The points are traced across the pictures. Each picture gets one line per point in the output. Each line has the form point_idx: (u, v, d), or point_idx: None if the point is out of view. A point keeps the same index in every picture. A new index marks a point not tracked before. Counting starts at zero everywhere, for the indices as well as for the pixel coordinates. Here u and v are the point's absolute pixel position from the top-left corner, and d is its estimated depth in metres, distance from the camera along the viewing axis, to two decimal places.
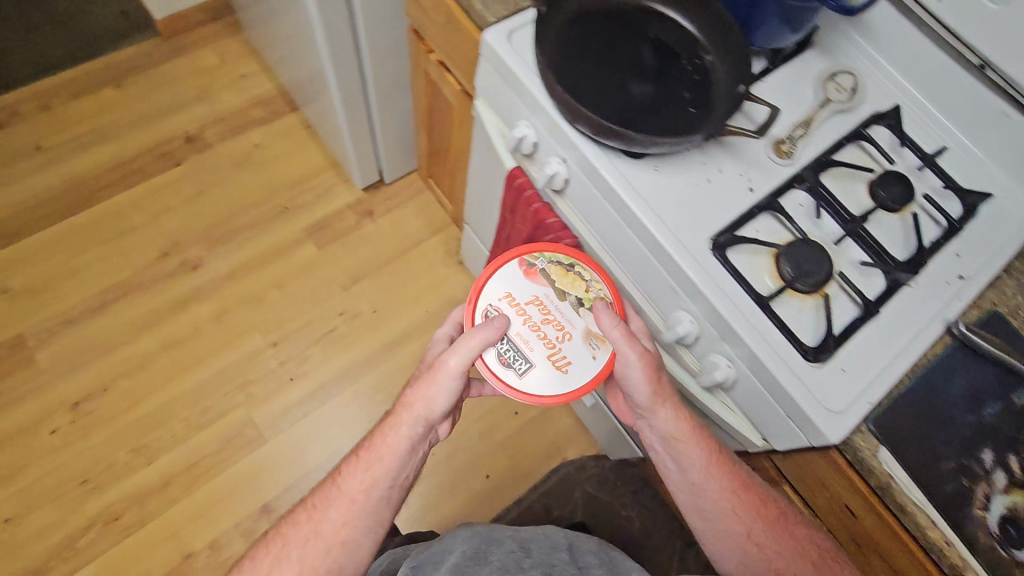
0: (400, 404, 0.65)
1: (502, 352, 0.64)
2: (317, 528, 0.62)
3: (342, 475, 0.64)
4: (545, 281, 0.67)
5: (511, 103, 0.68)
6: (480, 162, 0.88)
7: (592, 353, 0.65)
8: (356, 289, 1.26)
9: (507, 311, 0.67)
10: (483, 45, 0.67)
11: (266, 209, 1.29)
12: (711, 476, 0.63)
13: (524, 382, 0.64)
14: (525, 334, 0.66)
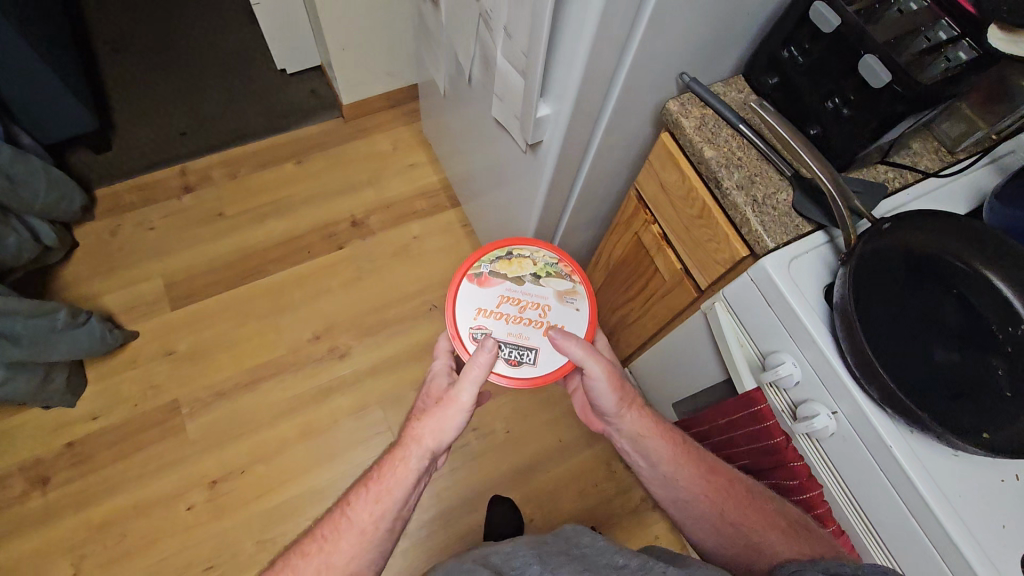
0: (408, 435, 0.64)
1: (509, 358, 0.71)
2: (327, 563, 0.59)
3: (352, 508, 0.62)
4: (499, 279, 0.76)
5: (775, 334, 0.62)
6: (685, 344, 0.82)
7: (574, 308, 0.75)
8: (493, 405, 1.25)
9: (490, 323, 0.73)
10: (756, 268, 0.62)
11: (416, 304, 1.29)
12: (678, 465, 0.68)
13: (538, 367, 0.71)
14: (515, 330, 0.73)
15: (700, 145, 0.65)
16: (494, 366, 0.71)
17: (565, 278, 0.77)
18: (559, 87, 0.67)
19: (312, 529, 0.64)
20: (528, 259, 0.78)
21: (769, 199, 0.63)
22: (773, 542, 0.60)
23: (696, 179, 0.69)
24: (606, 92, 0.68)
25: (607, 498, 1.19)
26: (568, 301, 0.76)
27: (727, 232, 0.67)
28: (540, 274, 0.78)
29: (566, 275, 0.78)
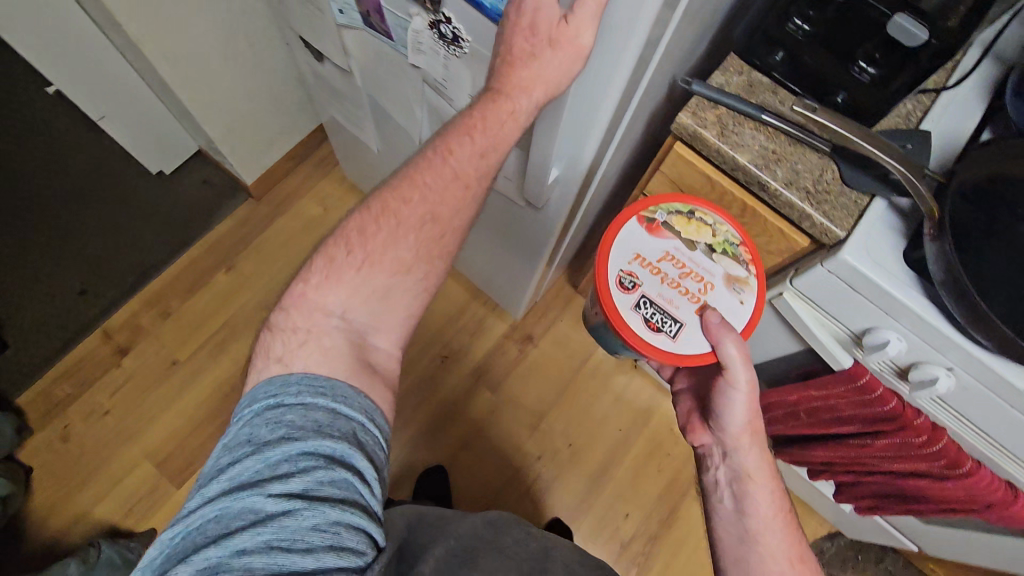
0: (512, 84, 0.51)
1: (652, 320, 0.62)
2: (433, 215, 0.54)
3: (455, 152, 0.54)
4: (671, 233, 0.64)
5: (866, 313, 0.60)
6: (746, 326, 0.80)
7: (739, 300, 0.63)
8: (545, 426, 1.21)
9: (643, 275, 0.63)
10: (833, 260, 0.58)
11: (427, 361, 1.23)
12: (776, 526, 0.66)
13: (680, 343, 0.61)
14: (667, 293, 0.63)
15: (731, 153, 0.60)
16: (632, 320, 0.62)
17: (740, 263, 0.64)
18: (569, 139, 0.61)
19: (406, 167, 0.55)
20: (709, 226, 0.65)
21: (820, 184, 0.59)
22: None
23: (730, 182, 0.64)
24: (614, 129, 0.61)
25: (687, 463, 1.20)
26: (735, 290, 0.64)
27: (782, 228, 0.63)
28: (715, 247, 0.65)
29: (743, 261, 0.64)
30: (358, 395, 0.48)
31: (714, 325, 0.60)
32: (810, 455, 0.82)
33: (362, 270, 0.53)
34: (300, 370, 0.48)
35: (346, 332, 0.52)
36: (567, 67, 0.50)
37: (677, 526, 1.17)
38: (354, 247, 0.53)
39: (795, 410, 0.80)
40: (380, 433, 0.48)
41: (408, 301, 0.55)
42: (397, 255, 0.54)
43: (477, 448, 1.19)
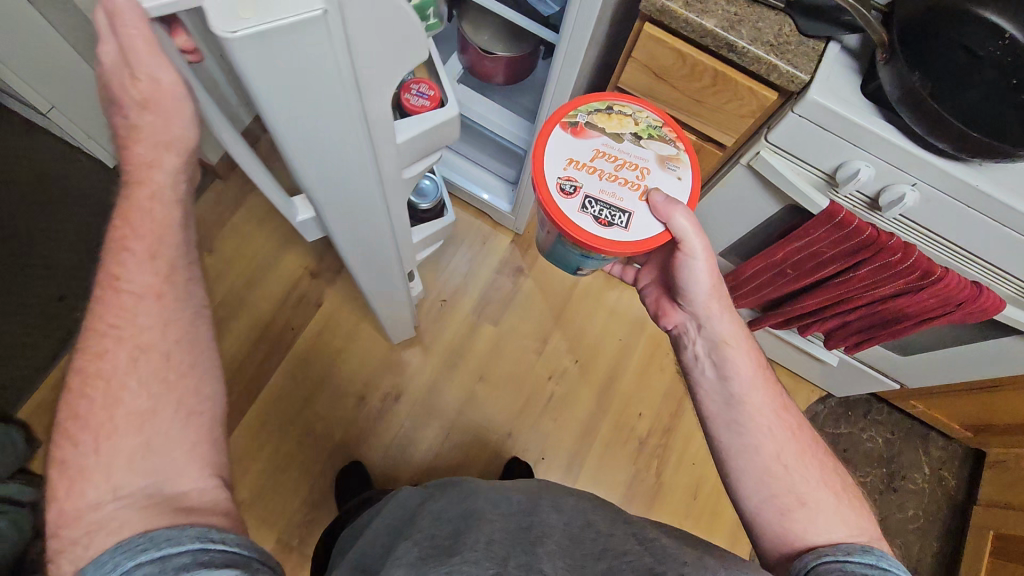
0: (137, 163, 0.51)
1: (601, 216, 0.68)
2: (138, 344, 0.49)
3: (122, 275, 0.51)
4: (595, 131, 0.71)
5: (834, 148, 0.67)
6: (728, 198, 0.87)
7: (676, 175, 0.70)
8: (550, 348, 1.26)
9: (581, 176, 0.69)
10: (801, 104, 0.65)
11: (428, 307, 1.25)
12: (754, 381, 0.73)
13: (631, 231, 0.67)
14: (609, 189, 0.69)
15: (698, 21, 0.65)
16: (582, 219, 0.67)
17: (668, 140, 0.71)
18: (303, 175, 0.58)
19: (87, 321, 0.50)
20: (629, 116, 0.72)
21: (780, 37, 0.65)
22: (811, 488, 0.65)
23: (700, 52, 0.69)
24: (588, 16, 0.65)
25: None
26: (669, 168, 0.71)
27: (752, 88, 0.69)
28: (641, 135, 0.72)
29: (670, 139, 0.71)
30: (183, 525, 0.41)
31: (660, 206, 0.68)
32: (800, 307, 0.90)
33: (99, 448, 0.44)
34: (112, 543, 0.39)
35: (132, 505, 0.42)
36: (184, 124, 0.50)
37: (686, 416, 1.25)
38: (74, 419, 0.45)
39: (782, 267, 0.87)
40: (230, 546, 0.40)
41: (178, 435, 0.47)
42: (128, 399, 0.46)
43: (490, 381, 1.23)
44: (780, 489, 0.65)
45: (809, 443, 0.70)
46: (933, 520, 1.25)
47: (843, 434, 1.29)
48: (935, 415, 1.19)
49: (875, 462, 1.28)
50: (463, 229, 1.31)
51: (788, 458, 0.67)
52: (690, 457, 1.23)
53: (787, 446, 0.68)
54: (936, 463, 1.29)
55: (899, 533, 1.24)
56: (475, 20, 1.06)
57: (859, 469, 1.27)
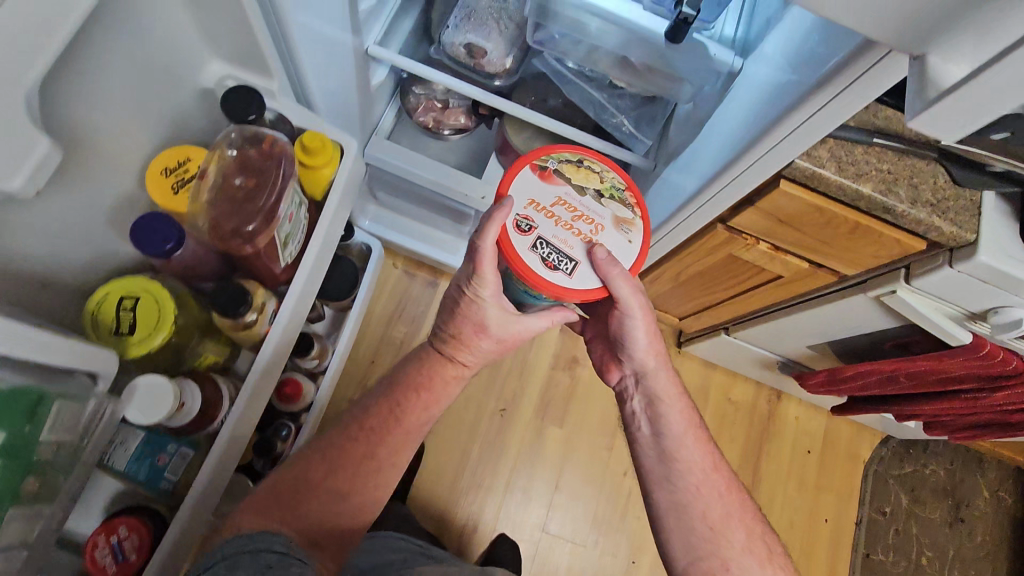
0: None
1: (546, 258, 0.60)
2: None
3: None
4: (562, 179, 0.63)
5: (994, 297, 0.62)
6: (835, 314, 0.82)
7: (628, 240, 0.63)
8: (621, 440, 1.20)
9: (539, 218, 0.61)
10: (969, 262, 0.59)
11: (488, 420, 1.17)
12: (688, 439, 0.70)
13: (574, 281, 0.60)
14: (562, 235, 0.61)
15: (853, 186, 0.58)
16: (530, 262, 0.59)
17: (629, 206, 0.65)
18: None
19: None
20: (596, 173, 0.66)
21: (937, 192, 0.59)
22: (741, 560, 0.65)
23: (844, 208, 0.62)
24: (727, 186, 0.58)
25: (751, 425, 1.27)
26: (625, 232, 0.64)
27: (900, 239, 0.63)
28: (603, 195, 0.65)
29: (630, 205, 0.65)
30: None
31: (609, 267, 0.60)
32: (910, 407, 0.87)
33: None
34: None
35: None
36: None
37: (764, 486, 1.23)
38: None
39: (894, 375, 0.83)
40: None
41: None
42: None
43: (568, 488, 1.16)
44: (706, 554, 0.65)
45: (736, 503, 0.68)
46: (999, 542, 1.30)
47: (909, 473, 1.30)
48: (1001, 450, 1.22)
49: (941, 495, 1.30)
50: None
51: (717, 523, 0.66)
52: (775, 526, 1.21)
53: (715, 510, 0.67)
54: (994, 485, 1.33)
55: (972, 562, 1.27)
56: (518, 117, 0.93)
57: (928, 506, 1.28)
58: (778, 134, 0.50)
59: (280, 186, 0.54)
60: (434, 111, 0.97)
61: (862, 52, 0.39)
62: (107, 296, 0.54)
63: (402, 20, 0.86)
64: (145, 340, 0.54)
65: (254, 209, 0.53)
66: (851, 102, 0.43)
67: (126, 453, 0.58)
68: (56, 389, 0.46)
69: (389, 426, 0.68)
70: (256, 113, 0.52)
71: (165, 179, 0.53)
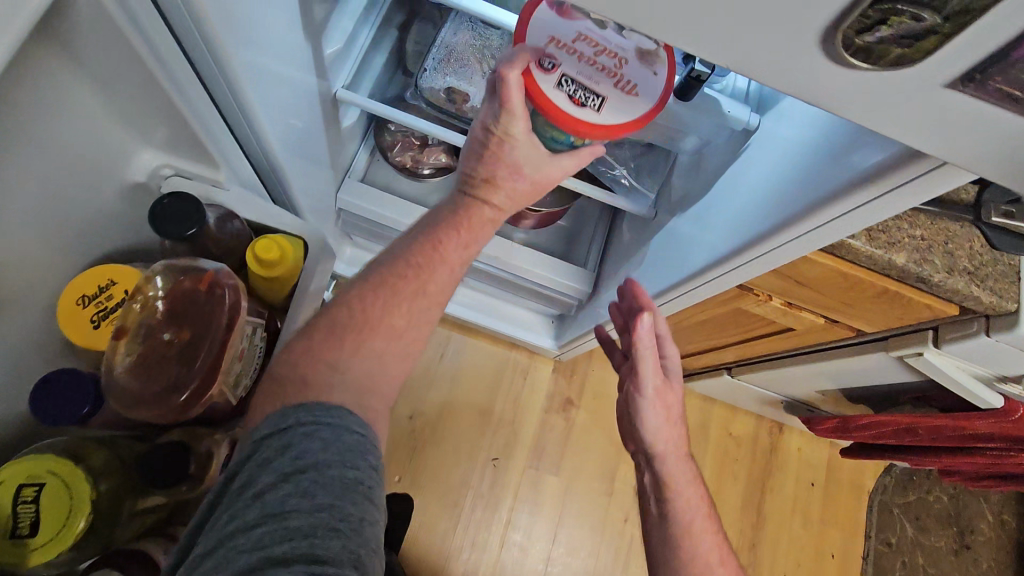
0: None
1: (570, 95, 0.49)
2: None
3: None
4: (582, 12, 0.50)
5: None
6: (849, 367, 0.76)
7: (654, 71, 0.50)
8: (620, 484, 1.14)
9: (563, 55, 0.49)
10: (1009, 333, 0.54)
11: (480, 470, 1.10)
12: (699, 529, 0.63)
13: (604, 117, 0.49)
14: (589, 68, 0.49)
15: (884, 255, 0.52)
16: (554, 100, 0.48)
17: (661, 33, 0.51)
18: None
19: None
20: None
21: (974, 257, 0.54)
22: None
23: (871, 275, 0.56)
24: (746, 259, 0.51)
25: (753, 459, 1.22)
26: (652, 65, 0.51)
27: (931, 304, 0.57)
28: None
29: None
30: None
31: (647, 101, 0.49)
32: (929, 458, 0.82)
33: None
34: None
35: None
36: None
37: (769, 523, 1.19)
38: None
39: (912, 428, 0.78)
40: None
41: None
42: None
43: (567, 537, 1.10)
44: None
45: None
46: (1004, 566, 1.27)
47: (913, 500, 1.26)
48: None
49: (945, 521, 1.27)
50: (499, 367, 1.16)
51: None
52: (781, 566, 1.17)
53: None
54: (997, 507, 1.30)
55: None
56: None
57: (933, 534, 1.25)
58: (797, 228, 0.44)
59: (223, 328, 0.49)
60: (412, 149, 0.89)
61: (909, 156, 0.34)
62: (4, 482, 0.43)
63: (374, 58, 0.78)
64: (60, 536, 0.43)
65: (194, 364, 0.47)
66: (889, 202, 0.38)
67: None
68: None
69: (438, 270, 0.51)
70: (195, 227, 0.47)
71: (83, 312, 0.46)
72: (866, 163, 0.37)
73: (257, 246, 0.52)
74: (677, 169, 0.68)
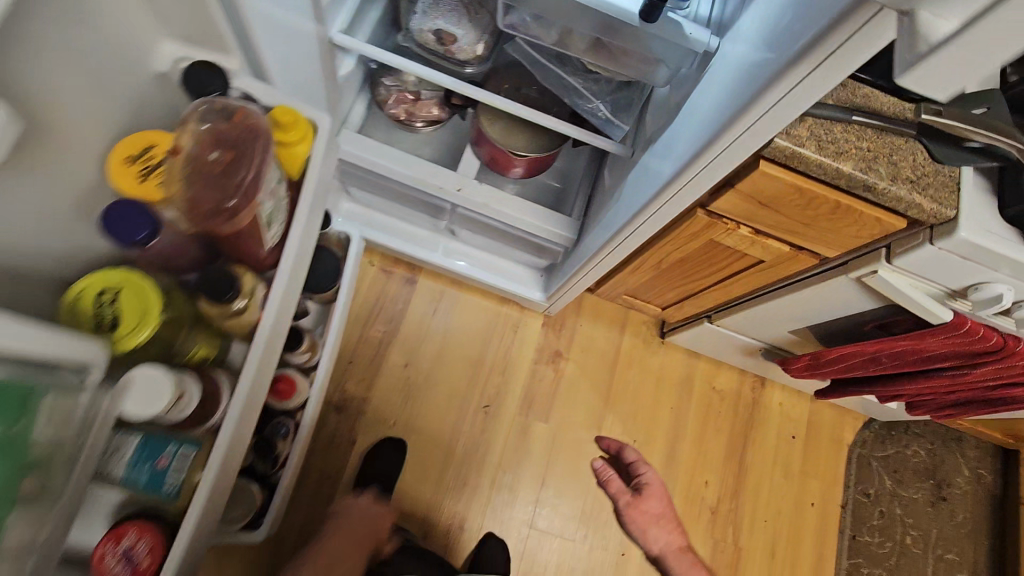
0: None
1: None
2: None
3: None
4: None
5: (971, 271, 0.62)
6: (815, 296, 0.81)
7: None
8: (606, 432, 1.19)
9: None
10: (949, 238, 0.59)
11: (472, 418, 1.15)
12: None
13: None
14: None
15: (833, 164, 0.57)
16: None
17: None
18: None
19: None
20: None
21: (917, 169, 0.59)
22: None
23: (824, 188, 0.61)
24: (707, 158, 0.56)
25: (736, 412, 1.26)
26: None
27: (880, 218, 0.62)
28: None
29: None
30: None
31: None
32: (897, 388, 0.87)
33: None
34: None
35: None
36: None
37: (750, 471, 1.23)
38: None
39: (877, 356, 0.83)
40: None
41: None
42: None
43: (554, 481, 1.15)
44: None
45: None
46: (979, 518, 1.32)
47: (891, 454, 1.31)
48: (981, 428, 1.23)
49: (922, 475, 1.31)
50: (491, 321, 1.21)
51: None
52: (761, 514, 1.21)
53: None
54: (972, 462, 1.35)
55: (954, 540, 1.29)
56: (492, 110, 0.90)
57: (910, 486, 1.30)
58: (756, 112, 0.49)
59: (259, 163, 0.49)
60: (406, 103, 0.94)
61: (835, 26, 0.38)
62: (84, 290, 0.48)
63: (370, 7, 0.82)
64: (127, 336, 0.48)
65: (239, 175, 0.48)
66: (826, 75, 0.42)
67: (123, 460, 0.47)
68: (47, 372, 0.39)
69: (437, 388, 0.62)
70: (219, 89, 0.50)
71: (127, 170, 0.47)
72: (801, 42, 0.42)
73: (278, 111, 0.53)
74: (653, 103, 0.73)
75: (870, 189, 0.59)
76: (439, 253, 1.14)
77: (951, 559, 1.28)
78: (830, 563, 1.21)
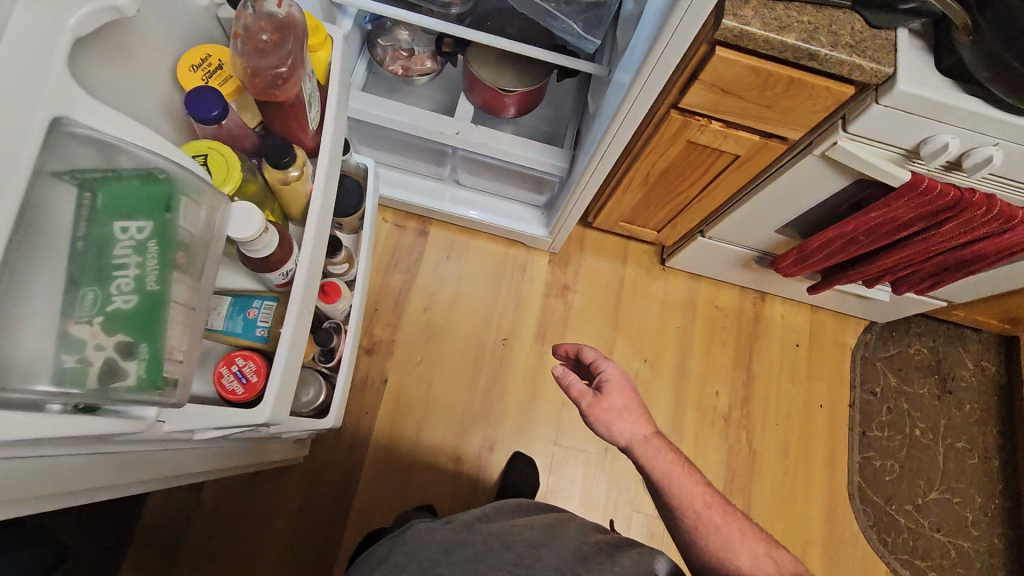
0: None
1: None
2: None
3: None
4: None
5: (915, 125, 0.69)
6: (791, 184, 0.89)
7: None
8: (618, 354, 1.28)
9: None
10: (890, 95, 0.66)
11: (491, 351, 1.24)
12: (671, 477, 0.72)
13: None
14: None
15: (778, 38, 0.65)
16: None
17: None
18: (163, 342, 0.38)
19: None
20: None
21: (855, 36, 0.66)
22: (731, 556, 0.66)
23: (776, 65, 0.69)
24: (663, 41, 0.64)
25: (740, 326, 1.34)
26: None
27: (830, 87, 0.69)
28: None
29: None
30: None
31: None
32: (878, 263, 0.94)
33: None
34: None
35: None
36: None
37: (758, 379, 1.30)
38: None
39: (854, 235, 0.90)
40: None
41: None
42: None
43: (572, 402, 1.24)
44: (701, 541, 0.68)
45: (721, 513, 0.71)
46: (987, 407, 1.37)
47: (894, 353, 1.37)
48: (976, 317, 1.29)
49: (927, 370, 1.37)
50: (500, 262, 1.30)
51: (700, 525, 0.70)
52: (772, 417, 1.28)
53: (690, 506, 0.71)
54: (975, 355, 1.40)
55: (964, 429, 1.34)
56: (480, 52, 0.98)
57: (915, 382, 1.36)
58: None
59: (302, 44, 0.50)
60: (401, 59, 1.03)
61: None
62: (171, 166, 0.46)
63: None
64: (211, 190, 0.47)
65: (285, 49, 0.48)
66: None
67: (220, 314, 0.52)
68: (182, 175, 0.38)
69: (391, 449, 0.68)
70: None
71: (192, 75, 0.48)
72: None
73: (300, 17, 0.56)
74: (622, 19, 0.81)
75: (814, 58, 0.66)
76: (446, 201, 1.23)
77: (962, 447, 1.33)
78: (843, 459, 1.28)
